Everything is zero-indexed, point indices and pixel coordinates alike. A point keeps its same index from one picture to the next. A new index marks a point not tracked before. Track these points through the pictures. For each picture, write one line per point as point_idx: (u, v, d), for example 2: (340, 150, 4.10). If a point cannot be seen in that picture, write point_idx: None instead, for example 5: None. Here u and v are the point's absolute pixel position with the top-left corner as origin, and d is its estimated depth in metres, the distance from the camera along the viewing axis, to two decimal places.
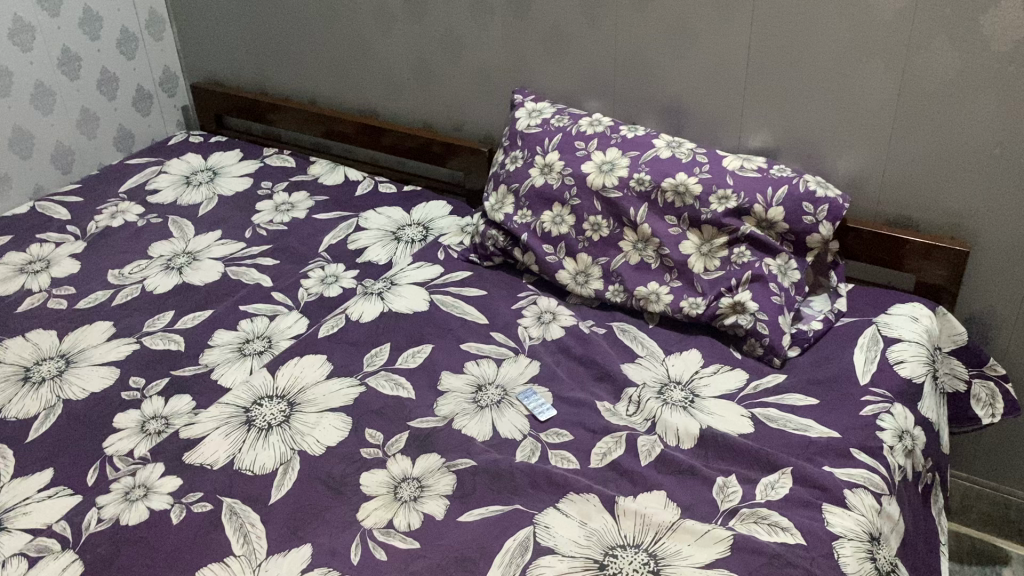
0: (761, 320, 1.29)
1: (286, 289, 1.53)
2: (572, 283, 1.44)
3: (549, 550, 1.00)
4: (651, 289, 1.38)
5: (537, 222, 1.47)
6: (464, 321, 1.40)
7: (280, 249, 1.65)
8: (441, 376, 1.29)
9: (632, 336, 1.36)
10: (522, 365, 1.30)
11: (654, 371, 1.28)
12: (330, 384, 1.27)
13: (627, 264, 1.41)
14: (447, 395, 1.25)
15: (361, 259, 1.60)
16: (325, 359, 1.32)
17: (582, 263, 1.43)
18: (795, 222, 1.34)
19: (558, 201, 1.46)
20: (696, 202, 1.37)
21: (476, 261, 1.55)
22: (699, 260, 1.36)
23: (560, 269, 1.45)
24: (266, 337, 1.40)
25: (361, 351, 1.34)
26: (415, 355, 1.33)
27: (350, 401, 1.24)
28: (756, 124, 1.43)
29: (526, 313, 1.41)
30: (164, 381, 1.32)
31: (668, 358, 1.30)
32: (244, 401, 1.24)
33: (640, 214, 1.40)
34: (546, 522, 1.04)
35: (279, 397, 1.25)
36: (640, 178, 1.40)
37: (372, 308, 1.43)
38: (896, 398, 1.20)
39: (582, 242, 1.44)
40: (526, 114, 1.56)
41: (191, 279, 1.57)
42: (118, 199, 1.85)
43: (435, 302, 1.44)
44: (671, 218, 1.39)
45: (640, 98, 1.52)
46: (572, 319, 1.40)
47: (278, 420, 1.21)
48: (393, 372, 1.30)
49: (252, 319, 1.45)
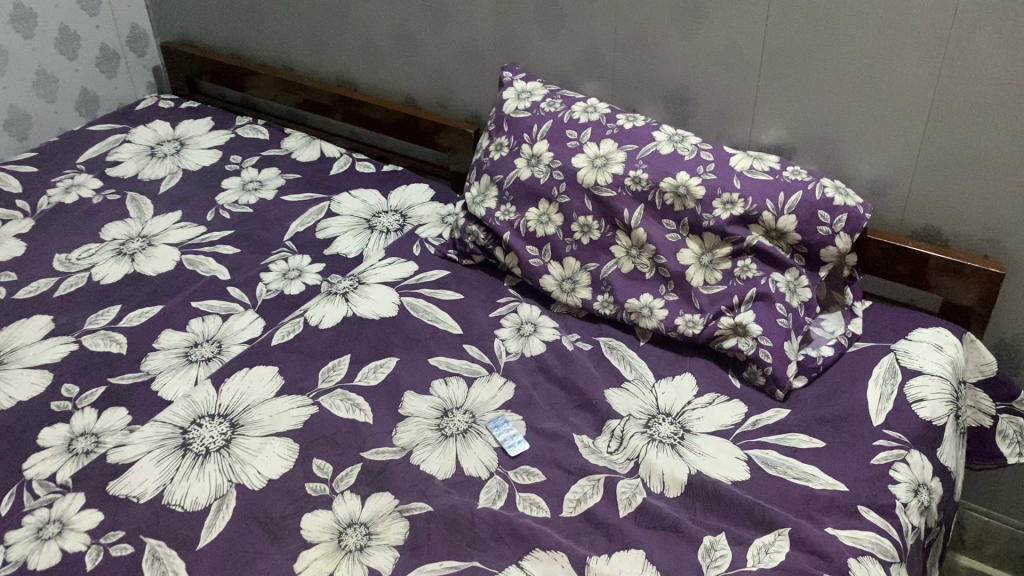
0: (765, 346, 1.14)
1: (245, 284, 1.39)
2: (557, 290, 1.29)
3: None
4: (644, 302, 1.23)
5: (521, 220, 1.32)
6: (435, 330, 1.27)
7: (243, 236, 1.51)
8: (404, 396, 1.16)
9: (620, 355, 1.21)
10: (495, 386, 1.17)
11: (642, 400, 1.14)
12: (279, 401, 1.14)
13: (619, 272, 1.26)
14: (408, 421, 1.12)
15: (329, 251, 1.46)
16: (276, 371, 1.19)
17: (570, 268, 1.29)
18: (809, 233, 1.19)
19: (544, 197, 1.31)
20: (698, 206, 1.22)
21: (454, 258, 1.40)
22: (697, 273, 1.21)
23: (545, 273, 1.30)
24: (216, 342, 1.28)
25: (318, 363, 1.21)
26: (377, 369, 1.20)
27: (300, 425, 1.11)
28: (771, 117, 1.27)
29: (505, 323, 1.27)
30: (100, 391, 1.20)
31: (658, 384, 1.16)
32: (182, 421, 1.12)
33: (635, 217, 1.25)
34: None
35: (222, 416, 1.12)
36: (636, 177, 1.25)
37: (335, 311, 1.30)
38: (912, 444, 1.06)
39: (570, 244, 1.29)
40: (514, 95, 1.40)
41: (143, 268, 1.44)
42: (75, 170, 1.71)
43: (404, 306, 1.31)
44: (669, 222, 1.24)
45: (640, 84, 1.36)
46: (555, 332, 1.25)
47: (218, 445, 1.08)
48: (350, 391, 1.16)
49: (204, 319, 1.32)
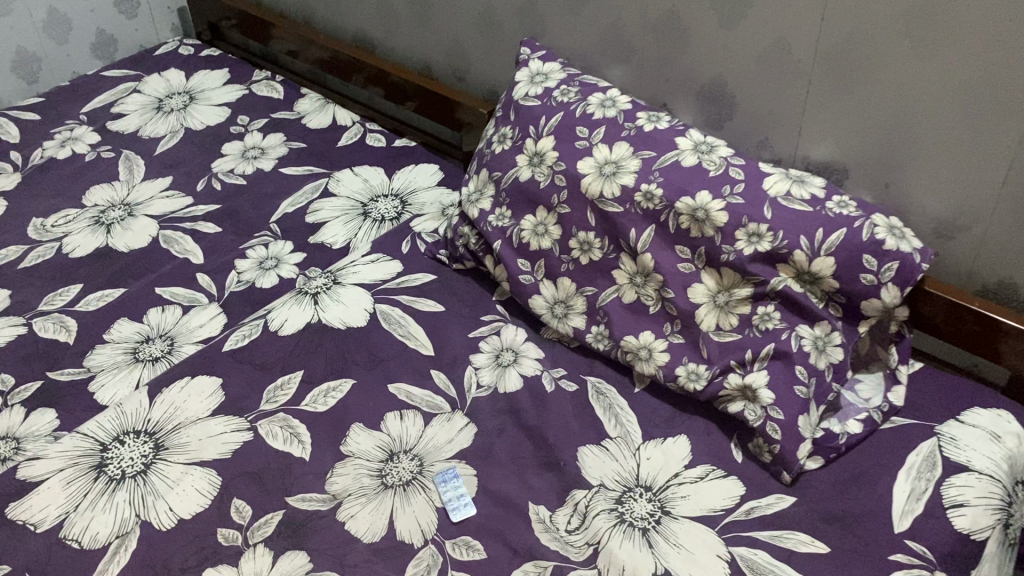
0: (774, 418, 0.95)
1: (215, 271, 1.27)
2: (548, 314, 1.12)
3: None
4: (643, 342, 1.05)
5: (515, 228, 1.14)
6: (402, 348, 1.11)
7: (227, 213, 1.38)
8: (350, 430, 1.02)
9: (606, 403, 1.04)
10: (454, 429, 1.01)
11: (620, 466, 0.96)
12: (213, 423, 1.02)
13: (619, 302, 1.07)
14: (347, 463, 0.98)
15: (313, 239, 1.31)
16: (219, 385, 1.07)
17: (565, 290, 1.11)
18: (848, 282, 0.97)
19: (542, 204, 1.12)
20: (717, 235, 1.01)
21: (444, 261, 1.23)
22: (708, 315, 1.02)
23: (536, 293, 1.12)
24: (168, 338, 1.16)
25: (266, 378, 1.08)
26: (327, 394, 1.06)
27: (228, 455, 0.99)
28: (821, 130, 1.05)
29: (483, 348, 1.11)
30: (35, 386, 1.10)
31: (644, 445, 0.99)
32: (105, 435, 1.01)
33: (642, 240, 1.05)
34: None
35: (148, 435, 1.01)
36: (647, 191, 1.05)
37: (299, 316, 1.15)
38: (939, 563, 0.85)
39: (565, 263, 1.11)
40: (527, 77, 1.21)
41: (116, 242, 1.33)
42: (76, 121, 1.61)
43: (377, 316, 1.15)
44: (683, 249, 1.04)
45: (671, 76, 1.15)
46: (537, 365, 1.08)
47: (135, 470, 0.97)
48: (294, 417, 1.03)
49: (163, 309, 1.21)
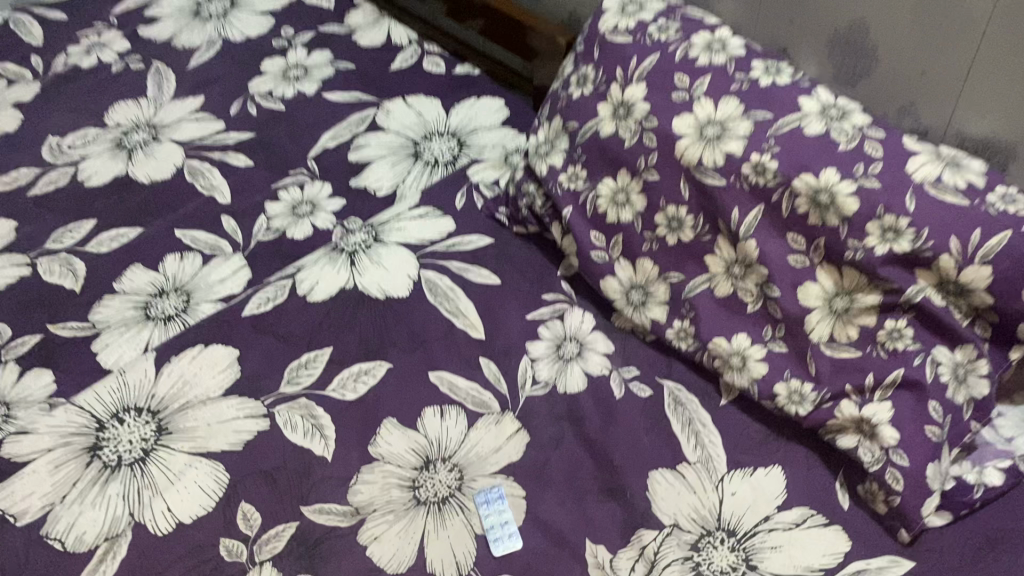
0: (897, 464, 0.76)
1: (242, 214, 1.11)
2: (622, 301, 0.94)
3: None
4: (736, 347, 0.87)
5: (591, 194, 0.96)
6: (448, 327, 0.95)
7: (262, 144, 1.21)
8: (381, 424, 0.87)
9: (686, 416, 0.87)
10: (502, 435, 0.86)
11: (698, 500, 0.80)
12: (225, 405, 0.88)
13: (711, 295, 0.89)
14: (375, 468, 0.84)
15: (355, 183, 1.14)
16: (235, 358, 0.92)
17: (645, 273, 0.93)
18: (1007, 301, 0.75)
19: (625, 167, 0.93)
20: (843, 226, 0.80)
21: (503, 222, 1.05)
22: (822, 323, 0.83)
23: (609, 273, 0.94)
24: (184, 293, 1.02)
25: (289, 354, 0.93)
26: (358, 379, 0.91)
27: (239, 447, 0.85)
28: (983, 102, 0.83)
29: (543, 334, 0.94)
30: (33, 340, 0.97)
31: (728, 476, 0.82)
32: (102, 410, 0.88)
33: (746, 223, 0.85)
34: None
35: (150, 414, 0.87)
36: (758, 161, 0.84)
37: (333, 279, 0.99)
38: None
39: (648, 242, 0.92)
40: (618, 6, 0.99)
41: (136, 171, 1.18)
42: (106, 24, 1.44)
43: (421, 285, 0.98)
44: (797, 239, 0.83)
45: (797, 18, 0.94)
46: (604, 362, 0.92)
47: (132, 456, 0.84)
48: (318, 405, 0.88)
49: (181, 257, 1.06)
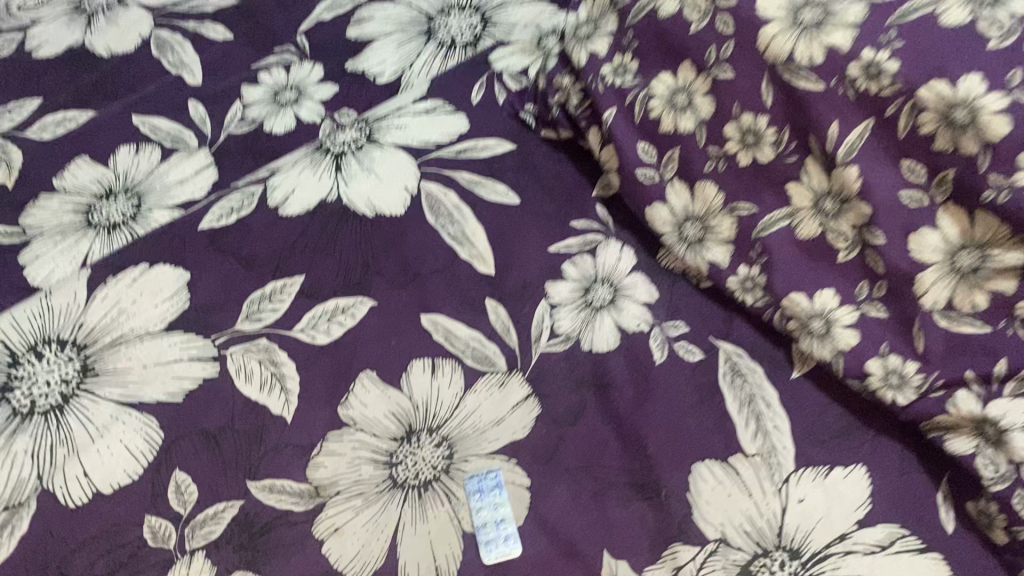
0: None
1: (213, 99, 0.91)
2: (672, 235, 0.73)
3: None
4: (818, 307, 0.66)
5: (641, 93, 0.72)
6: (450, 258, 0.76)
7: (244, 11, 1.00)
8: (356, 377, 0.70)
9: (745, 393, 0.68)
10: (506, 403, 0.69)
11: (753, 508, 0.63)
12: (165, 343, 0.71)
13: (790, 235, 0.67)
14: (343, 436, 0.67)
15: (350, 67, 0.93)
16: (184, 283, 0.74)
17: (705, 202, 0.71)
18: None
19: (690, 60, 0.69)
20: (983, 155, 0.54)
21: (530, 124, 0.83)
22: (938, 285, 0.60)
23: (659, 200, 0.74)
24: (136, 195, 0.84)
25: (249, 282, 0.74)
26: (332, 318, 0.72)
27: (180, 398, 0.68)
28: None
29: (569, 272, 0.75)
30: None
31: (795, 476, 0.64)
32: (17, 340, 0.71)
33: (848, 142, 0.61)
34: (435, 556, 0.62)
35: (75, 349, 0.70)
36: (870, 59, 0.57)
37: (313, 187, 0.79)
38: None
39: (712, 162, 0.70)
40: None
41: (94, 39, 0.98)
42: None
43: (420, 201, 0.78)
44: (914, 167, 0.58)
45: None
46: (643, 314, 0.72)
47: (46, 403, 0.68)
48: (280, 347, 0.71)
49: (136, 150, 0.87)
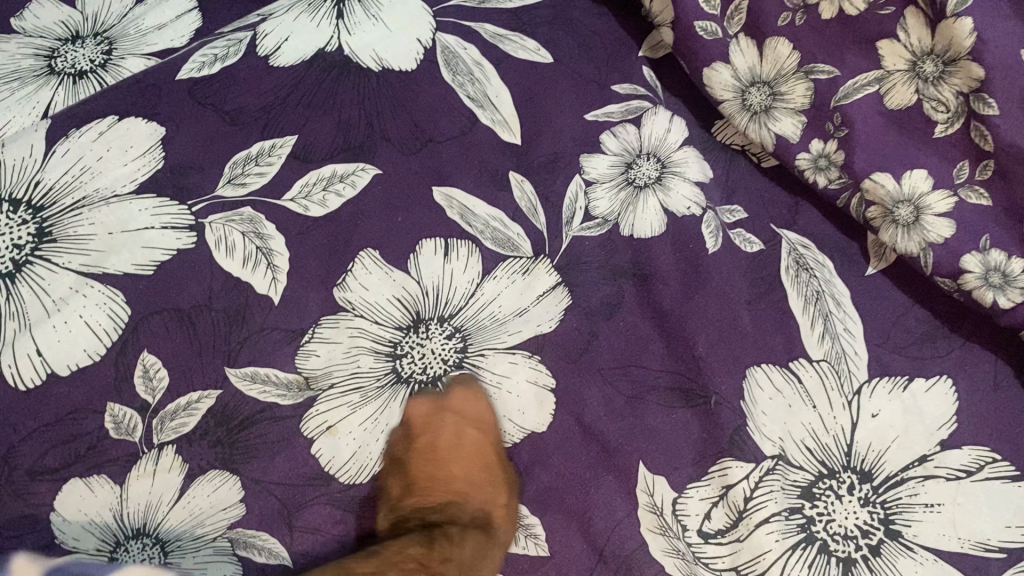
0: None
1: None
2: (734, 103, 0.62)
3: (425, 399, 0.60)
4: (907, 189, 0.55)
5: None
6: (468, 123, 0.64)
7: None
8: (355, 256, 0.60)
9: (811, 289, 0.58)
10: (530, 293, 0.60)
11: (817, 422, 0.54)
12: (135, 208, 0.60)
13: (877, 102, 0.56)
14: (340, 323, 0.58)
15: None
16: (158, 139, 0.63)
17: (776, 64, 0.59)
18: None
19: None
20: None
21: None
22: None
23: (719, 60, 0.61)
24: (106, 39, 0.72)
25: (233, 141, 0.63)
26: (328, 187, 0.62)
27: (149, 272, 0.58)
28: None
29: (608, 144, 0.64)
30: None
31: (868, 387, 0.55)
32: None
33: None
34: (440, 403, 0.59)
35: (30, 211, 0.59)
36: None
37: (309, 35, 0.67)
38: None
39: (788, 14, 0.57)
40: None
41: None
42: None
43: (435, 55, 0.66)
44: None
45: None
46: (694, 194, 0.62)
47: None
48: (268, 217, 0.61)
49: None
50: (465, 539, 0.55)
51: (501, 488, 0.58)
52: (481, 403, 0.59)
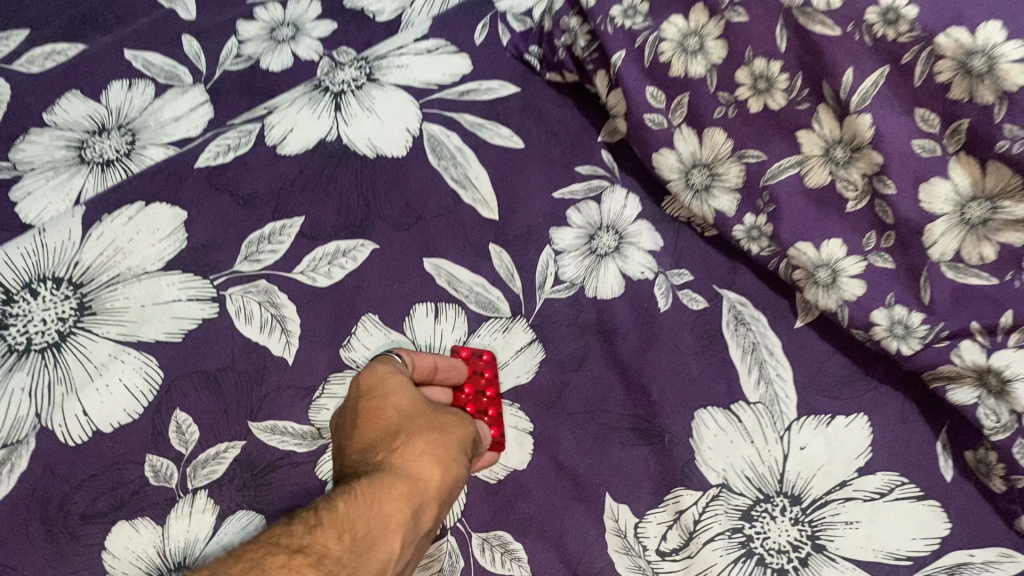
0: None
1: (208, 32, 0.88)
2: (680, 183, 0.72)
3: (455, 352, 0.69)
4: (824, 256, 0.66)
5: (651, 37, 0.69)
6: (453, 202, 0.74)
7: None
8: (357, 320, 0.70)
9: (749, 341, 0.68)
10: (509, 348, 0.70)
11: (755, 453, 0.64)
12: (164, 282, 0.70)
13: (797, 182, 0.66)
14: (346, 379, 0.68)
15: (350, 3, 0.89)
16: (181, 222, 0.72)
17: (713, 149, 0.69)
18: None
19: (703, 3, 0.65)
20: (998, 105, 0.52)
21: (533, 65, 0.80)
22: (947, 236, 0.59)
23: (665, 146, 0.72)
24: (130, 130, 0.82)
25: (248, 222, 0.73)
26: (332, 261, 0.71)
27: (178, 339, 0.67)
28: None
29: (574, 218, 0.74)
30: None
31: (797, 424, 0.64)
32: (10, 278, 0.69)
33: (862, 89, 0.59)
34: (472, 360, 0.69)
35: (71, 288, 0.69)
36: (890, 5, 0.55)
37: (311, 126, 0.77)
38: None
39: (722, 109, 0.68)
40: None
41: None
42: None
43: (422, 143, 0.76)
44: (928, 115, 0.57)
45: None
46: (648, 261, 0.72)
47: (44, 342, 0.67)
48: (281, 289, 0.70)
49: (129, 85, 0.85)
50: (350, 496, 0.52)
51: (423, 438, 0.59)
52: (378, 372, 0.62)
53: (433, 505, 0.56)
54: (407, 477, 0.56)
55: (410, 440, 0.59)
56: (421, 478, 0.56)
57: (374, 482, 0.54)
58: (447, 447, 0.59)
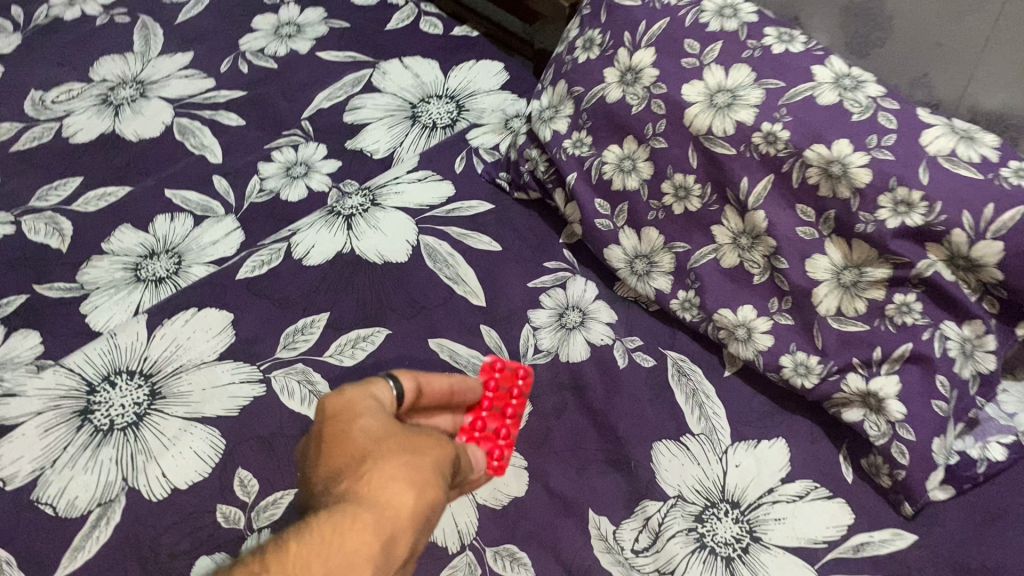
0: (903, 439, 0.76)
1: (235, 174, 1.07)
2: (627, 270, 0.92)
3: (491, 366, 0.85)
4: (741, 319, 0.85)
5: (596, 161, 0.91)
6: (448, 294, 0.93)
7: (254, 102, 1.16)
8: None
9: (690, 388, 0.87)
10: None
11: (703, 471, 0.81)
12: (219, 370, 0.86)
13: (715, 264, 0.86)
14: None
15: (350, 144, 1.10)
16: (229, 322, 0.90)
17: (650, 243, 0.90)
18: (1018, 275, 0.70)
19: (633, 134, 0.88)
20: (854, 198, 0.74)
21: (503, 186, 1.02)
22: (828, 297, 0.79)
23: (613, 243, 0.92)
24: (176, 254, 0.99)
25: (284, 319, 0.90)
26: (356, 345, 0.89)
27: (234, 414, 0.83)
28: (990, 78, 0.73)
29: (545, 303, 0.93)
30: (19, 301, 0.95)
31: (732, 448, 0.83)
32: (92, 372, 0.85)
33: (756, 192, 0.80)
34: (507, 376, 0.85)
35: (143, 377, 0.85)
36: (769, 130, 0.77)
37: (329, 242, 0.96)
38: None
39: (654, 211, 0.89)
40: None
41: (125, 128, 1.13)
42: None
43: (421, 251, 0.95)
44: (806, 210, 0.78)
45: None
46: (608, 332, 0.91)
47: (124, 421, 0.82)
48: (316, 370, 0.87)
49: (171, 218, 1.03)
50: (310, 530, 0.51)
51: (394, 457, 0.57)
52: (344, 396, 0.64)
53: (406, 532, 0.53)
54: (372, 506, 0.53)
55: (378, 466, 0.56)
56: (388, 506, 0.53)
57: (332, 516, 0.52)
58: (418, 471, 0.57)
